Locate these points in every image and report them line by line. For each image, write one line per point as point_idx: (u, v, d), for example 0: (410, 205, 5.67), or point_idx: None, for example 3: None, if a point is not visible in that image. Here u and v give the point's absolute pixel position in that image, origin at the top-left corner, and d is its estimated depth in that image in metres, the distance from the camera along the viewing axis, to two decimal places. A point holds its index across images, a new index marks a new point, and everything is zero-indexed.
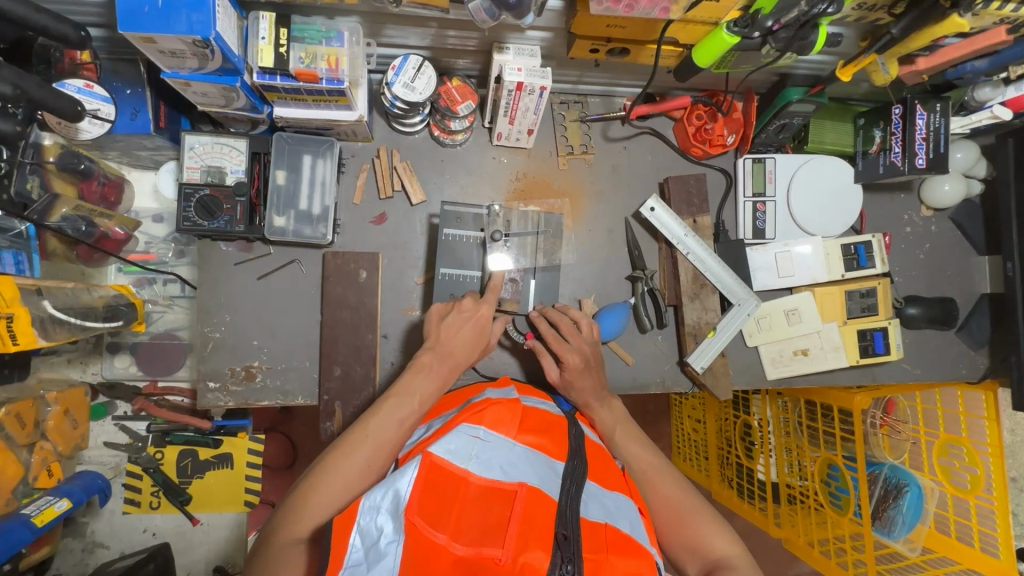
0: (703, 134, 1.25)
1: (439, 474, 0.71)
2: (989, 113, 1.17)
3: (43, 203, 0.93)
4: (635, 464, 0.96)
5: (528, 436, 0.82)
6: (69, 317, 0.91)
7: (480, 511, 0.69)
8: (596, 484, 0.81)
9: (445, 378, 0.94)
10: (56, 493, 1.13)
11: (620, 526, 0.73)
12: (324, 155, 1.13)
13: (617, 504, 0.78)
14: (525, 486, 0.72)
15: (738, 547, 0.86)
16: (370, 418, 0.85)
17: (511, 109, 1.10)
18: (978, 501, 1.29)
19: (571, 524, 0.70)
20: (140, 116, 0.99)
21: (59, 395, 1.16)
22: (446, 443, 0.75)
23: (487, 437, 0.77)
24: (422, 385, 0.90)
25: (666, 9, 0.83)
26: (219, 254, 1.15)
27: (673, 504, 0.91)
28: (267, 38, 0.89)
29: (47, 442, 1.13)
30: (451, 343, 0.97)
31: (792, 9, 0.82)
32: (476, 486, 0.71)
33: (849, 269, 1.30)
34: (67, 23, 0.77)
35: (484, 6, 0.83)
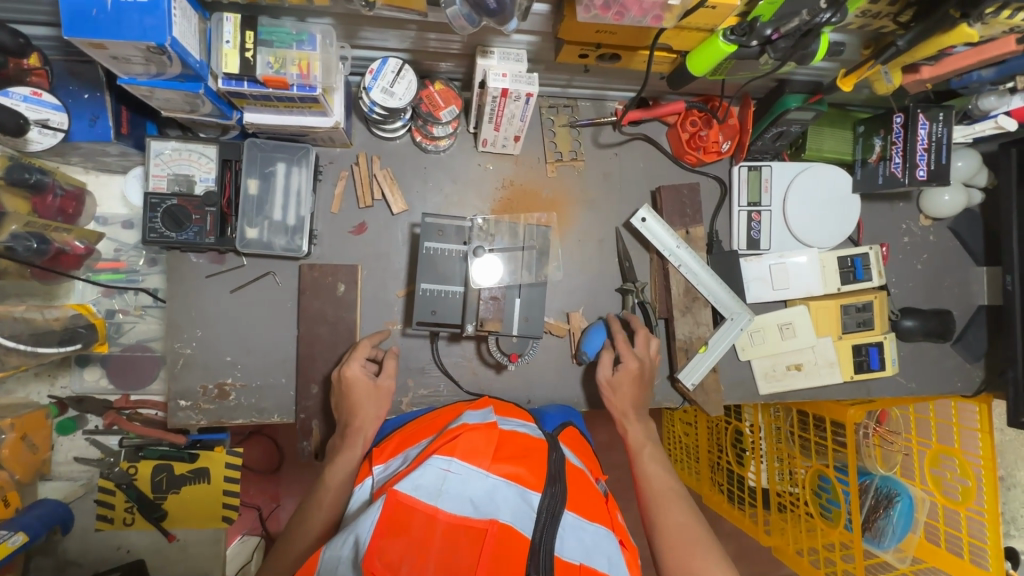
0: (697, 140, 1.20)
1: (403, 514, 0.67)
2: (993, 123, 1.11)
3: None
4: (650, 483, 0.97)
5: (504, 465, 0.78)
6: (18, 344, 0.86)
7: (449, 551, 0.66)
8: (575, 516, 0.77)
9: (355, 449, 0.96)
10: (12, 526, 1.09)
11: (596, 566, 0.71)
12: (300, 163, 1.07)
13: (597, 540, 0.74)
14: (496, 524, 0.68)
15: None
16: (293, 523, 0.89)
17: (496, 115, 1.05)
18: (969, 513, 1.27)
19: (544, 566, 0.67)
20: (100, 122, 0.93)
21: (16, 421, 1.13)
22: (415, 478, 0.71)
23: (459, 470, 0.73)
24: (331, 476, 0.93)
25: (659, 17, 0.76)
26: (190, 266, 1.10)
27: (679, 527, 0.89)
28: (232, 42, 0.84)
29: (4, 471, 1.11)
30: (351, 413, 1.00)
31: (792, 18, 0.78)
32: (444, 523, 0.67)
33: (845, 282, 1.27)
34: None
35: (464, 12, 0.76)
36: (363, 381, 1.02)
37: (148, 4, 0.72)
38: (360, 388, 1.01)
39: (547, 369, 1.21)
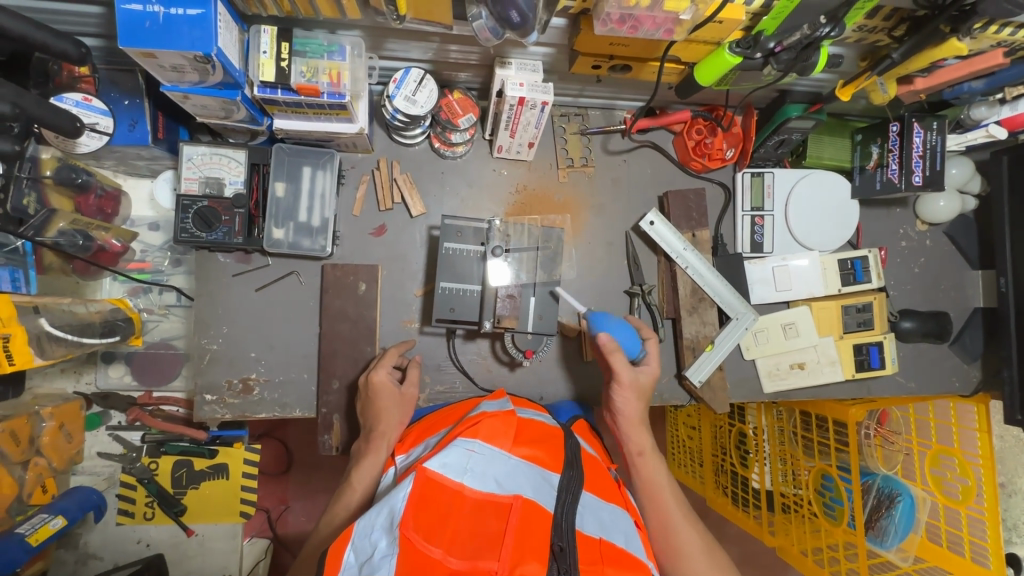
0: (703, 148, 1.26)
1: (433, 489, 0.71)
2: (984, 131, 1.17)
3: (40, 218, 0.92)
4: (660, 503, 0.97)
5: (523, 448, 0.82)
6: (66, 334, 0.90)
7: (476, 523, 0.69)
8: (592, 496, 0.81)
9: (380, 453, 0.97)
10: (51, 510, 1.13)
11: (614, 542, 0.74)
12: (324, 167, 1.13)
13: (613, 517, 0.79)
14: (520, 498, 0.71)
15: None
16: (322, 524, 0.92)
17: (512, 123, 1.10)
18: (969, 512, 1.30)
19: (567, 536, 0.69)
20: (139, 127, 0.98)
21: (55, 410, 1.13)
22: (441, 457, 0.75)
23: (482, 450, 0.77)
24: (357, 479, 0.95)
25: (670, 31, 0.82)
26: (217, 265, 1.14)
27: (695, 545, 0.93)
28: (268, 53, 0.89)
29: (41, 459, 1.11)
30: (376, 418, 1.02)
31: (794, 32, 0.84)
32: (471, 500, 0.71)
33: (845, 284, 1.31)
34: (67, 40, 0.76)
35: (489, 24, 0.83)
36: (388, 388, 1.04)
37: (197, 17, 0.77)
38: (386, 395, 1.03)
39: (558, 367, 1.25)
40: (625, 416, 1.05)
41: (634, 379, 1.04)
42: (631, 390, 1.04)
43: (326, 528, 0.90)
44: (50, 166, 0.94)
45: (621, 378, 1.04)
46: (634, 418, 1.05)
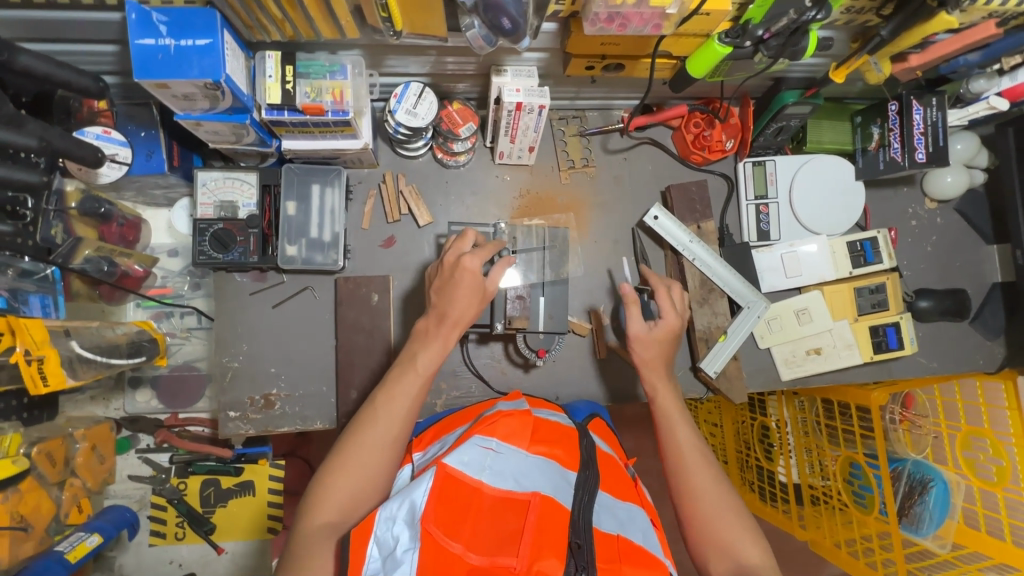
0: (702, 140, 1.27)
1: (453, 485, 0.73)
2: (985, 104, 1.17)
3: (67, 246, 0.96)
4: (677, 441, 0.94)
5: (540, 447, 0.83)
6: (97, 356, 0.92)
7: (496, 522, 0.71)
8: (608, 495, 0.81)
9: (449, 340, 0.93)
10: (87, 528, 1.14)
11: (632, 539, 0.75)
12: (332, 183, 1.16)
13: (629, 515, 0.79)
14: (538, 495, 0.73)
15: (771, 561, 0.81)
16: (378, 397, 0.89)
17: (511, 128, 1.13)
18: (1006, 494, 1.26)
19: (584, 533, 0.71)
20: (155, 156, 1.03)
21: (87, 432, 1.17)
22: (460, 454, 0.76)
23: (500, 448, 0.79)
24: (422, 361, 0.91)
25: (659, 26, 0.83)
26: (235, 284, 1.18)
27: (707, 481, 0.88)
28: (273, 76, 0.93)
29: (76, 479, 1.13)
30: (450, 303, 0.93)
31: (782, 17, 0.85)
32: (490, 497, 0.73)
33: (856, 266, 1.30)
34: (86, 76, 0.81)
35: (482, 33, 0.85)
36: (475, 277, 0.92)
37: (205, 46, 0.81)
38: (468, 283, 0.92)
39: (572, 367, 1.26)
40: (643, 366, 1.05)
41: (647, 331, 1.06)
42: (645, 341, 1.06)
43: (381, 404, 0.87)
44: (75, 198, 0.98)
45: (633, 332, 1.06)
46: (650, 360, 1.05)
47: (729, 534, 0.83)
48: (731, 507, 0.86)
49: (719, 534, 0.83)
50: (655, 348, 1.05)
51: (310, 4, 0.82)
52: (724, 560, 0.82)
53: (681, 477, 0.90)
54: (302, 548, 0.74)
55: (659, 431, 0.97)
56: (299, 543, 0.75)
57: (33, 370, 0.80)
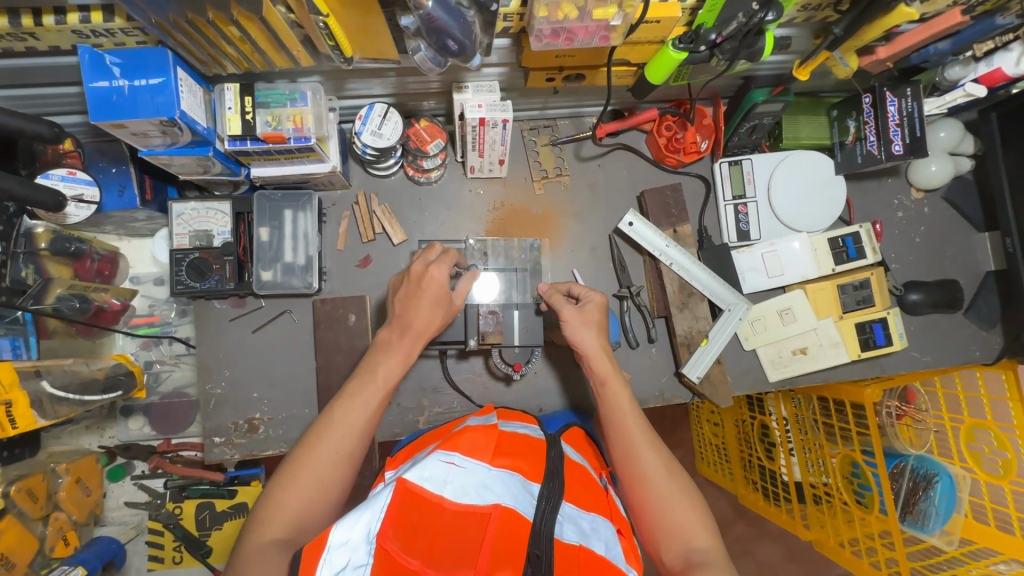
0: (675, 143, 1.26)
1: (411, 500, 0.74)
2: (962, 91, 1.14)
3: (37, 286, 0.99)
4: (624, 429, 0.91)
5: (504, 460, 0.84)
6: (68, 394, 0.95)
7: (456, 534, 0.72)
8: (572, 505, 0.81)
9: (410, 351, 0.97)
10: (71, 561, 1.13)
11: (593, 549, 0.75)
12: (305, 208, 1.17)
13: (593, 526, 0.79)
14: (499, 507, 0.75)
15: (720, 545, 0.79)
16: (336, 406, 0.90)
17: (478, 143, 1.13)
18: (1013, 487, 1.21)
19: (543, 544, 0.73)
20: (127, 191, 1.05)
21: (70, 465, 1.19)
22: (421, 470, 0.78)
23: (461, 462, 0.81)
24: (381, 372, 0.94)
25: (606, 38, 0.83)
26: (215, 311, 1.20)
27: (654, 468, 0.86)
28: (233, 108, 0.94)
29: (61, 512, 1.15)
30: (413, 313, 0.96)
31: (732, 21, 0.84)
32: (450, 511, 0.74)
33: (839, 262, 1.28)
34: (41, 122, 0.82)
35: (429, 55, 0.85)
36: (441, 286, 0.96)
37: (158, 85, 0.83)
38: (433, 293, 0.96)
39: (554, 377, 1.25)
40: (587, 352, 0.99)
41: (579, 314, 1.00)
42: (580, 324, 1.00)
43: (336, 414, 0.89)
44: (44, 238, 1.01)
45: (564, 320, 1.00)
46: (595, 347, 0.99)
47: (678, 520, 0.81)
48: (680, 492, 0.84)
49: (667, 521, 0.82)
50: (597, 335, 1.00)
51: (259, 39, 0.83)
52: (673, 545, 0.80)
53: (628, 465, 0.88)
54: (248, 559, 0.75)
55: (605, 420, 0.94)
56: (247, 554, 0.76)
57: (2, 413, 0.82)
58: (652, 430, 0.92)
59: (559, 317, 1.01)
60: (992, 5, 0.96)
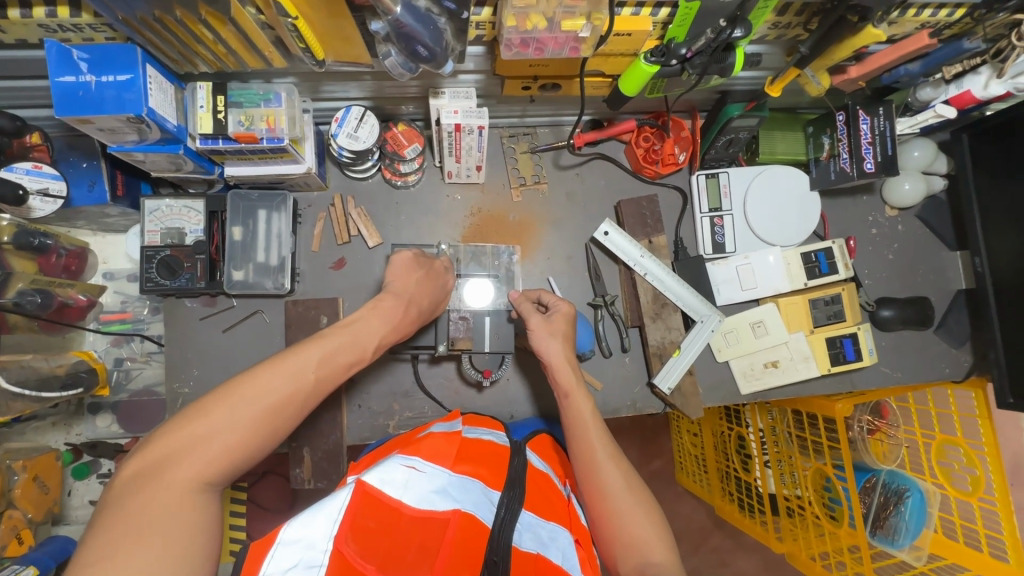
0: (652, 154, 1.27)
1: (369, 503, 0.73)
2: (932, 112, 1.15)
3: None
4: (586, 441, 0.91)
5: (465, 466, 0.85)
6: (24, 390, 0.94)
7: (414, 540, 0.72)
8: (532, 514, 0.80)
9: (406, 326, 0.98)
10: (22, 561, 1.11)
11: (550, 558, 0.75)
12: (279, 208, 1.17)
13: (552, 535, 0.78)
14: (458, 513, 0.74)
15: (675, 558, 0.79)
16: (305, 350, 0.82)
17: (455, 148, 1.14)
18: (981, 503, 1.24)
19: (502, 550, 0.72)
20: (98, 186, 1.05)
21: (26, 463, 1.18)
22: (382, 474, 0.78)
23: (423, 467, 0.81)
24: (366, 339, 0.90)
25: (576, 48, 0.83)
26: (185, 310, 1.19)
27: (613, 480, 0.86)
28: (205, 106, 0.94)
29: (16, 511, 1.15)
30: (416, 288, 1.00)
31: (701, 37, 0.85)
32: (409, 516, 0.74)
33: (811, 278, 1.29)
34: None
35: (399, 61, 0.85)
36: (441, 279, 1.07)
37: (126, 82, 0.82)
38: (435, 280, 1.05)
39: (526, 385, 1.25)
40: (551, 362, 0.99)
41: (545, 323, 1.02)
42: (545, 333, 1.01)
43: (304, 357, 0.80)
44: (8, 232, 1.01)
45: (531, 328, 1.02)
46: (559, 358, 0.99)
47: (636, 531, 0.81)
48: (638, 505, 0.83)
49: (624, 532, 0.81)
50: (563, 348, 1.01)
51: (231, 40, 0.84)
52: (630, 554, 0.80)
53: (588, 477, 0.87)
54: (159, 488, 0.65)
55: (568, 432, 0.93)
56: (158, 480, 0.65)
57: None
58: (613, 442, 0.91)
59: (526, 326, 1.03)
60: (960, 29, 0.98)
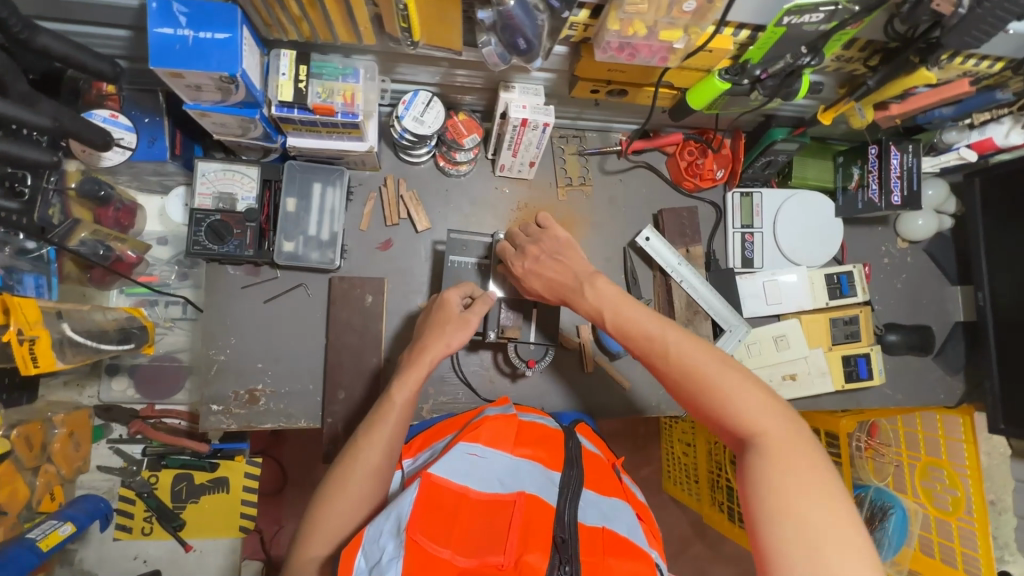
0: (695, 168, 1.33)
1: (437, 492, 0.78)
2: (956, 154, 1.26)
3: (63, 227, 1.00)
4: (651, 343, 0.87)
5: (524, 449, 0.90)
6: (86, 340, 0.90)
7: (481, 521, 0.77)
8: (593, 493, 0.85)
9: (423, 370, 0.89)
10: (59, 516, 1.11)
11: (616, 530, 0.78)
12: (334, 183, 1.17)
13: (614, 509, 0.83)
14: (523, 494, 0.79)
15: (779, 424, 0.76)
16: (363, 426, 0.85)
17: (515, 142, 1.17)
18: (959, 523, 1.34)
19: (568, 527, 0.75)
20: (157, 143, 1.03)
21: (66, 417, 1.14)
22: (445, 464, 0.83)
23: (484, 454, 0.87)
24: (398, 392, 0.87)
25: (664, 58, 0.87)
26: (227, 277, 1.17)
27: (697, 368, 0.82)
28: (287, 74, 0.95)
29: (52, 465, 1.11)
30: (433, 333, 0.95)
31: (778, 61, 0.91)
32: (475, 500, 0.80)
33: (833, 298, 1.36)
34: (100, 58, 0.79)
35: (497, 51, 0.88)
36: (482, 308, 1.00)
37: (224, 41, 0.82)
38: (451, 312, 0.97)
39: (558, 378, 1.28)
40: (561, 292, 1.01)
41: (535, 256, 1.04)
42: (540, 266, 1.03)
43: (366, 430, 0.84)
44: (74, 179, 1.03)
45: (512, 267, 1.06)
46: (565, 273, 1.00)
47: (731, 413, 0.78)
48: (728, 388, 0.79)
49: (718, 414, 0.79)
50: (585, 255, 1.02)
51: (331, 8, 0.83)
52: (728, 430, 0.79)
53: (669, 371, 0.85)
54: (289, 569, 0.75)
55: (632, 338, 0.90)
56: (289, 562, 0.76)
57: (25, 350, 0.75)
58: (682, 332, 0.86)
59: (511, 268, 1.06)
60: (994, 81, 1.07)
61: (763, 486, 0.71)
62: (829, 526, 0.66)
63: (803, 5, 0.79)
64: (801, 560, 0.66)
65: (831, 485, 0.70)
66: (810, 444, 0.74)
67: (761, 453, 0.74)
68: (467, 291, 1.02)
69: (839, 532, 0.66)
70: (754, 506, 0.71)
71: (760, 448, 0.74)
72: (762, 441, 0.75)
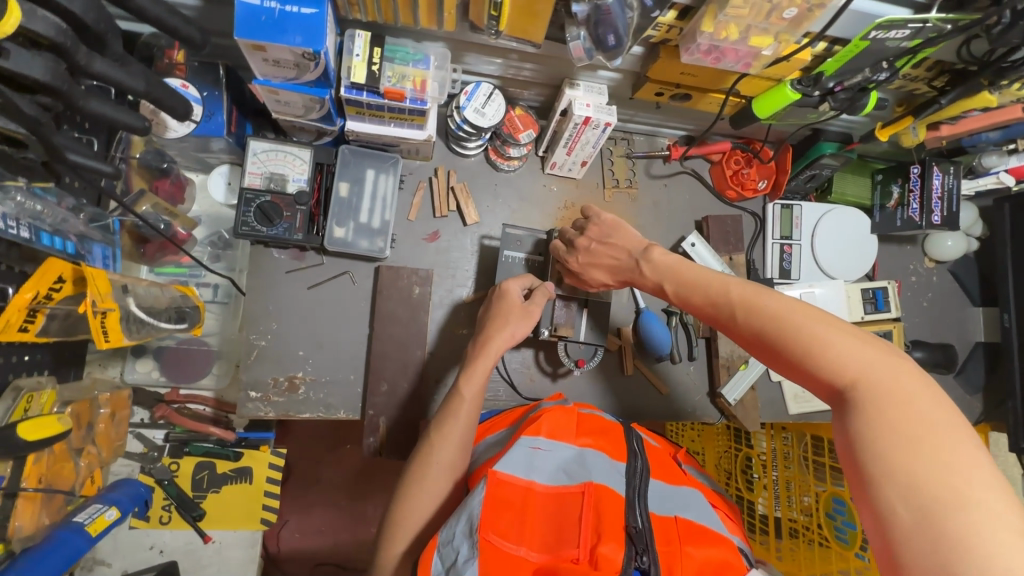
0: (739, 177, 1.35)
1: (505, 489, 0.75)
2: (994, 178, 1.31)
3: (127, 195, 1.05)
4: (714, 296, 0.80)
5: (586, 438, 0.89)
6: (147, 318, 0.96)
7: (551, 514, 0.75)
8: (661, 482, 0.85)
9: (487, 362, 0.91)
10: (104, 500, 1.06)
11: (688, 516, 0.77)
12: (387, 171, 1.15)
13: (686, 495, 0.83)
14: (590, 485, 0.76)
15: (879, 367, 0.63)
16: (433, 424, 0.87)
17: (572, 141, 1.16)
18: None
19: (640, 518, 0.75)
20: (215, 118, 1.00)
21: (111, 396, 1.10)
22: (509, 460, 0.79)
23: (547, 446, 0.84)
24: (465, 388, 0.88)
25: (749, 64, 0.89)
26: (271, 261, 1.14)
27: (769, 320, 0.72)
28: (361, 56, 0.91)
29: (94, 446, 1.05)
30: (498, 322, 0.97)
31: (855, 74, 0.92)
32: (543, 493, 0.77)
33: (868, 312, 1.39)
34: (193, 26, 0.75)
35: (583, 45, 0.88)
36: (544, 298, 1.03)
37: (309, 16, 0.80)
38: (514, 305, 0.99)
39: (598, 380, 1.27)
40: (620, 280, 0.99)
41: (587, 247, 1.02)
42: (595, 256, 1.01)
43: (437, 429, 0.85)
44: (138, 148, 1.07)
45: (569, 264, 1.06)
46: (618, 256, 0.98)
47: (818, 369, 0.67)
48: (809, 340, 0.68)
49: (804, 372, 0.69)
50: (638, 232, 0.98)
51: None
52: (824, 389, 0.68)
53: (740, 329, 0.76)
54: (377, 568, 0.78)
55: (695, 294, 0.83)
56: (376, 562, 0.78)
57: (98, 323, 0.79)
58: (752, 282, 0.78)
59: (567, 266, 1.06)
60: None
61: (861, 447, 0.60)
62: (958, 481, 0.54)
63: (893, 20, 0.79)
64: (919, 535, 0.54)
65: (959, 441, 0.56)
66: (925, 391, 0.60)
67: (857, 412, 0.62)
68: (527, 282, 1.05)
69: (970, 502, 0.53)
70: (855, 470, 0.60)
71: (855, 401, 0.63)
72: (859, 397, 0.63)
